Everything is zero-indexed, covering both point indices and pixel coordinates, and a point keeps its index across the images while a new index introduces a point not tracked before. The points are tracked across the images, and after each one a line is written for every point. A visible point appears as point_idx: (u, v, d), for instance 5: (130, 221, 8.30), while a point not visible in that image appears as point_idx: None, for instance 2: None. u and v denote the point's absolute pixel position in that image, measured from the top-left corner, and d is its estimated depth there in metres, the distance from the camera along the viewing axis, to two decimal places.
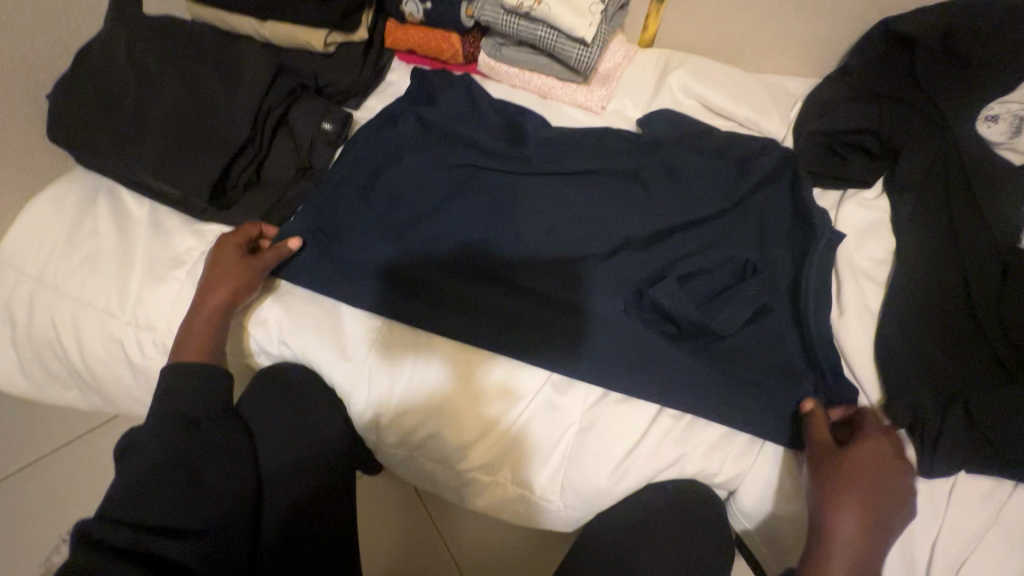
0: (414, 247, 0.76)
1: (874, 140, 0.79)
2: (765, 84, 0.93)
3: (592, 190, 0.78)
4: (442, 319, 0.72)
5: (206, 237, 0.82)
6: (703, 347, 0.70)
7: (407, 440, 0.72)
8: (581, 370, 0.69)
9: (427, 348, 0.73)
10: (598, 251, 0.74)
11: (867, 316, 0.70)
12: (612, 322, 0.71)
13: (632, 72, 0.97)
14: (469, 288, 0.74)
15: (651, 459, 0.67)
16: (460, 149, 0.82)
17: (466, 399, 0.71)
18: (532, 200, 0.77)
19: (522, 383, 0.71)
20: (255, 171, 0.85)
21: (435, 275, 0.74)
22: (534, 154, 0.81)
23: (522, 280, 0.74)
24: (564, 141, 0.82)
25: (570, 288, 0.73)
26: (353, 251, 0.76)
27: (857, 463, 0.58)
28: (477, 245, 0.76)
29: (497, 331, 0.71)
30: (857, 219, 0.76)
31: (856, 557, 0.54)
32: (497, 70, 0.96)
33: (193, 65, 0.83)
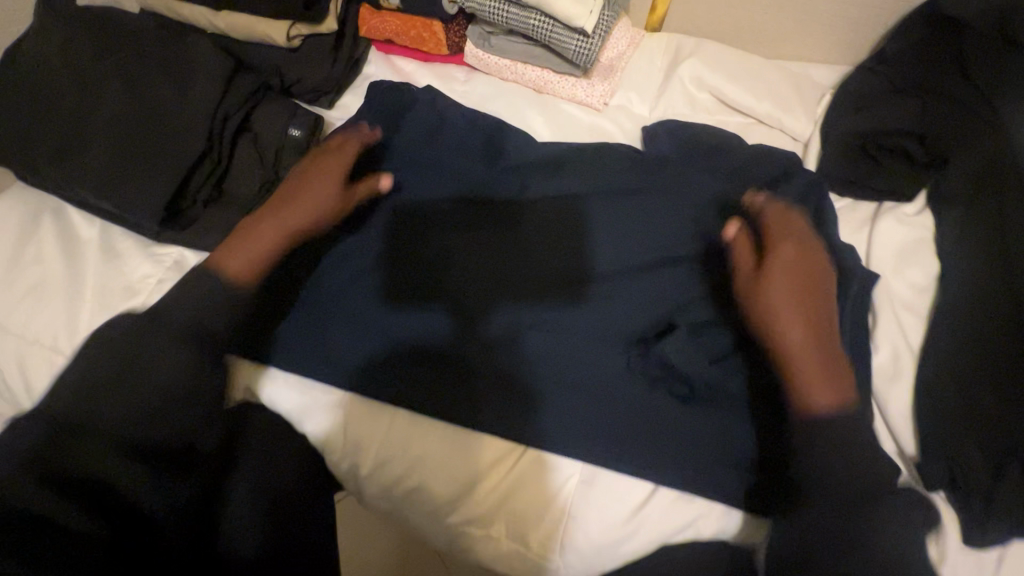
0: (420, 194, 0.73)
1: (917, 146, 0.69)
2: (789, 75, 0.83)
3: (595, 203, 0.71)
4: (437, 286, 0.68)
5: (163, 262, 0.74)
6: (713, 410, 0.62)
7: (398, 425, 0.65)
8: (586, 319, 0.66)
9: (432, 291, 0.68)
10: (601, 268, 0.68)
11: (907, 351, 0.61)
12: (620, 270, 0.68)
13: (639, 61, 0.86)
14: (470, 241, 0.70)
15: (662, 517, 0.60)
16: (442, 178, 0.74)
17: (467, 343, 0.66)
18: (540, 176, 0.74)
19: (524, 342, 0.66)
20: (216, 184, 0.75)
21: (436, 222, 0.72)
22: (525, 167, 0.75)
23: (526, 240, 0.70)
24: (557, 159, 0.75)
25: (576, 233, 0.70)
26: (349, 252, 0.71)
27: (784, 254, 0.61)
28: (482, 194, 0.73)
29: (503, 279, 0.68)
30: (896, 236, 0.67)
31: (827, 367, 0.55)
32: (486, 63, 0.86)
33: (139, 63, 0.73)
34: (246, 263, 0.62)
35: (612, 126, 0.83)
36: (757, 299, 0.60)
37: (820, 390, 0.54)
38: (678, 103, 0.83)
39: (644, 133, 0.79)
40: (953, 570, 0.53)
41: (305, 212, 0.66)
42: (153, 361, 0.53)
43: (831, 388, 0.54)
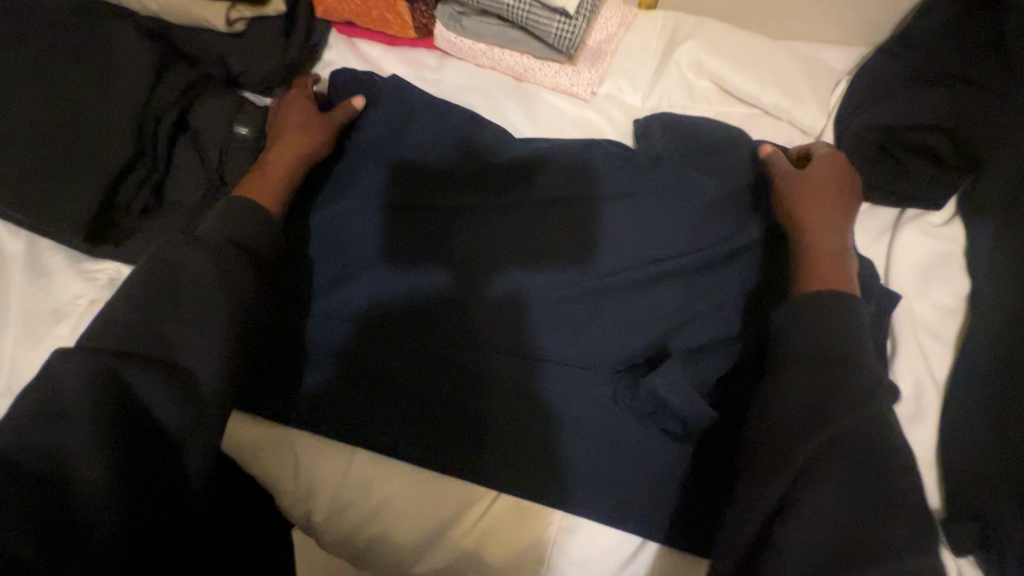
0: (415, 149, 0.68)
1: (943, 143, 0.60)
2: (799, 59, 0.73)
3: (580, 207, 0.63)
4: (438, 246, 0.63)
5: (97, 280, 0.66)
6: (704, 454, 0.56)
7: (384, 430, 0.58)
8: (596, 284, 0.61)
9: (435, 249, 0.63)
10: (606, 271, 0.61)
11: (932, 385, 0.53)
12: (629, 237, 0.62)
13: (629, 45, 0.77)
14: (472, 200, 0.65)
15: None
16: (410, 180, 0.66)
17: (467, 306, 0.61)
18: (532, 159, 0.67)
19: (527, 309, 0.61)
20: (154, 192, 0.66)
21: (434, 182, 0.66)
22: (510, 157, 0.67)
23: (535, 199, 0.64)
24: (539, 157, 0.67)
25: (585, 190, 0.64)
26: (340, 248, 0.65)
27: (823, 170, 0.61)
28: (482, 151, 0.67)
29: (506, 240, 0.63)
30: (920, 249, 0.59)
31: (825, 266, 0.55)
32: (458, 47, 0.76)
33: (56, 55, 0.64)
34: (270, 188, 0.62)
35: (599, 119, 0.74)
36: (793, 187, 0.60)
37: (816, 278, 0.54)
38: (675, 92, 0.74)
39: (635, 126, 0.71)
40: None
41: (308, 134, 0.66)
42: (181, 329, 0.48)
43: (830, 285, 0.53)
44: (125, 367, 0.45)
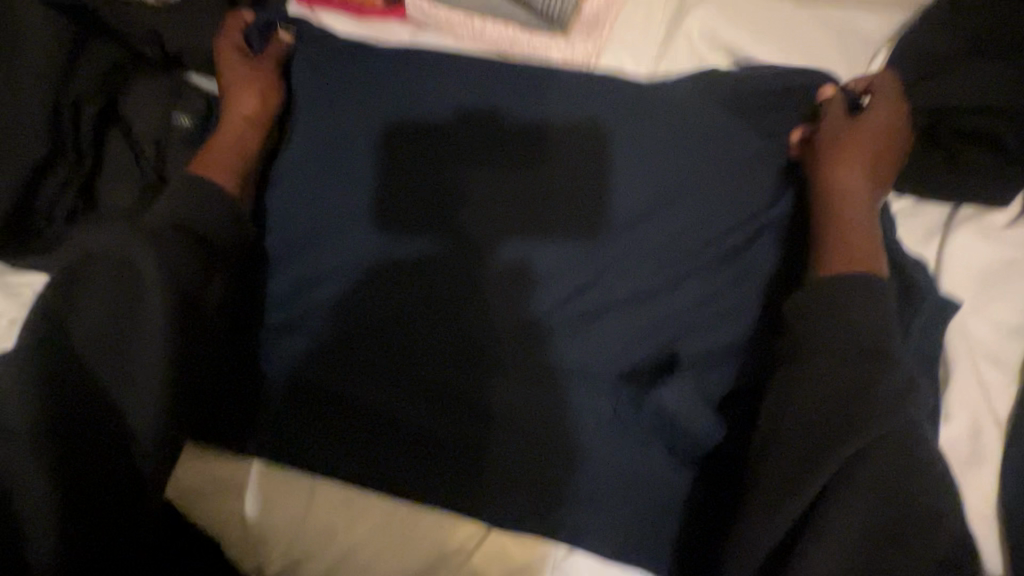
0: (407, 112, 0.55)
1: (1010, 128, 0.50)
2: (832, 23, 0.63)
3: (586, 193, 0.53)
4: (433, 228, 0.53)
5: (19, 296, 0.57)
6: (720, 484, 0.49)
7: (357, 456, 0.51)
8: (610, 270, 0.52)
9: (429, 227, 0.53)
10: (608, 275, 0.52)
11: (991, 424, 0.45)
12: (644, 215, 0.52)
13: (634, 8, 0.66)
14: (472, 171, 0.54)
15: None
16: (388, 168, 0.54)
17: (466, 291, 0.52)
18: (543, 128, 0.54)
19: (536, 296, 0.52)
20: (80, 191, 0.58)
21: (427, 154, 0.54)
22: (510, 128, 0.54)
23: (545, 171, 0.53)
24: (540, 133, 0.54)
25: (606, 158, 0.53)
26: (309, 247, 0.55)
27: (873, 122, 0.51)
28: (489, 110, 0.55)
29: (509, 220, 0.53)
30: (978, 256, 0.49)
31: (854, 238, 0.48)
32: (434, 17, 0.65)
33: None
34: (230, 170, 0.55)
35: None
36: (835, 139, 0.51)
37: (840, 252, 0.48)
38: (684, 67, 0.64)
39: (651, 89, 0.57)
40: None
41: (253, 100, 0.58)
42: (135, 360, 0.44)
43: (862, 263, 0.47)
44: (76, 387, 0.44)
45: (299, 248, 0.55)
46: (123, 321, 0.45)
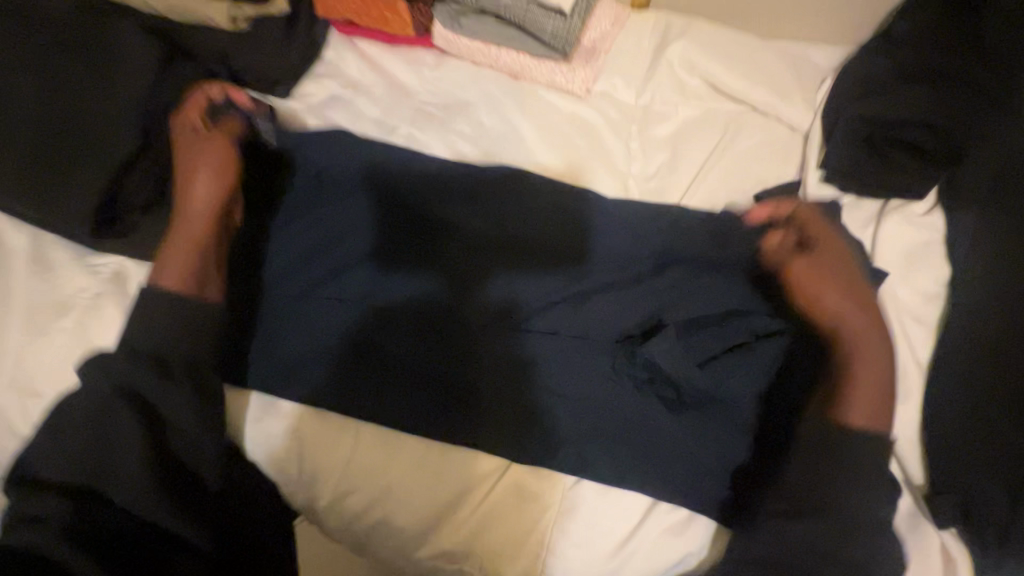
0: (402, 162, 0.69)
1: (926, 135, 0.63)
2: (786, 56, 0.76)
3: (552, 234, 0.65)
4: (433, 257, 0.65)
5: (100, 274, 0.67)
6: (704, 420, 0.57)
7: (380, 443, 0.59)
8: (577, 296, 0.63)
9: (427, 260, 0.65)
10: (592, 271, 0.64)
11: (915, 367, 0.56)
12: (616, 242, 0.65)
13: (624, 43, 0.79)
14: (461, 211, 0.66)
15: (647, 560, 0.54)
16: (395, 201, 0.67)
17: (461, 310, 0.63)
18: (516, 184, 0.68)
19: (521, 316, 0.63)
20: (155, 187, 0.67)
21: (423, 196, 0.67)
22: (490, 178, 0.68)
23: (523, 211, 0.66)
24: (512, 185, 0.68)
25: (570, 206, 0.67)
26: (328, 270, 0.66)
27: (830, 255, 0.59)
28: (469, 163, 0.69)
29: (495, 254, 0.65)
30: (904, 238, 0.61)
31: (862, 369, 0.53)
32: (457, 45, 0.78)
33: (60, 53, 0.65)
34: (194, 261, 0.60)
35: (594, 114, 0.76)
36: (812, 281, 0.58)
37: (863, 401, 0.52)
38: (666, 89, 0.76)
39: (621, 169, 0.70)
40: None
41: (209, 182, 0.62)
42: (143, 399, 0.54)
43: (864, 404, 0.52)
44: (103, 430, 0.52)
45: (322, 274, 0.65)
46: (122, 393, 0.53)
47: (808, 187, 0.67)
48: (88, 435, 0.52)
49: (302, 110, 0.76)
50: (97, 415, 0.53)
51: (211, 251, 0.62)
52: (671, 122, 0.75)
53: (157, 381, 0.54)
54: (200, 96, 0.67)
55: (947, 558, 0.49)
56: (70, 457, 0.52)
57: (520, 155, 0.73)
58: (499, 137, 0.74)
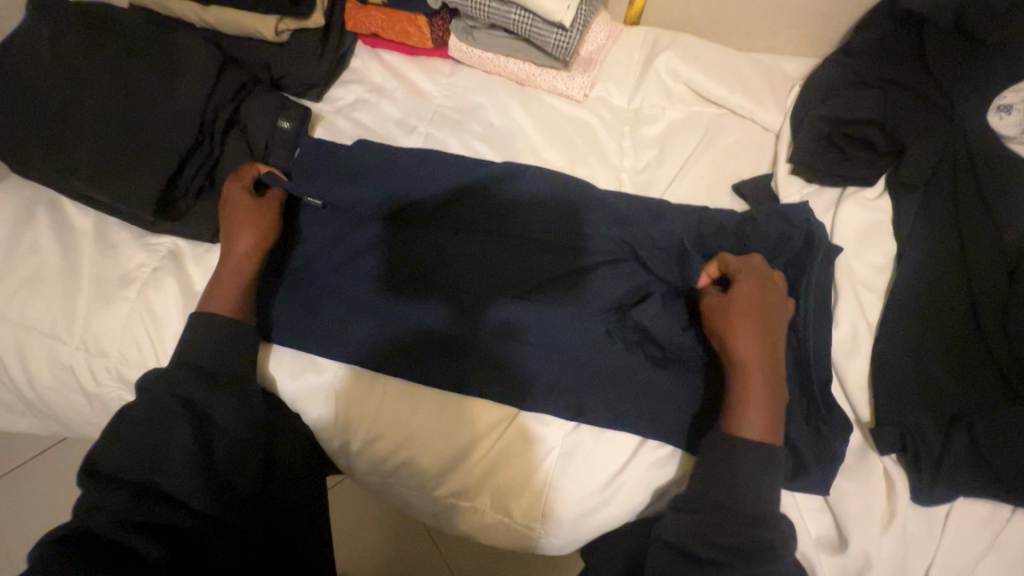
0: (416, 185, 0.74)
1: (877, 133, 0.73)
2: (759, 66, 0.87)
3: (550, 258, 0.72)
4: (442, 279, 0.72)
5: (157, 250, 0.76)
6: (687, 374, 0.67)
7: (396, 446, 0.68)
8: (570, 322, 0.69)
9: (436, 286, 0.71)
10: (596, 259, 0.71)
11: (865, 327, 0.66)
12: (611, 262, 0.71)
13: (617, 54, 0.89)
14: (469, 238, 0.73)
15: (634, 489, 0.64)
16: (414, 209, 0.75)
17: (464, 335, 0.69)
18: (517, 213, 0.74)
19: (521, 339, 0.69)
20: (207, 176, 0.78)
21: (435, 220, 0.75)
22: (493, 209, 0.75)
23: (525, 233, 0.73)
24: (514, 213, 0.74)
25: (570, 227, 0.73)
26: (346, 295, 0.72)
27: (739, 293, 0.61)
28: (477, 184, 0.75)
29: (497, 282, 0.71)
30: (859, 220, 0.71)
31: (748, 393, 0.58)
32: (470, 56, 0.88)
33: (129, 62, 0.75)
34: (230, 297, 0.68)
35: (591, 116, 0.86)
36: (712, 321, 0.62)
37: (750, 419, 0.57)
38: (654, 95, 0.87)
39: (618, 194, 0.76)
40: (903, 523, 0.58)
41: (250, 239, 0.70)
42: (182, 390, 0.62)
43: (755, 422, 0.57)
44: (143, 422, 0.60)
45: (338, 301, 0.72)
46: (161, 390, 0.62)
47: (777, 178, 0.78)
48: (127, 434, 0.59)
49: (333, 112, 0.87)
50: (137, 413, 0.60)
51: (246, 290, 0.69)
52: (659, 124, 0.85)
53: (190, 386, 0.62)
54: (251, 169, 0.75)
55: (889, 479, 0.60)
56: (111, 455, 0.58)
57: (525, 151, 0.83)
58: (507, 136, 0.84)
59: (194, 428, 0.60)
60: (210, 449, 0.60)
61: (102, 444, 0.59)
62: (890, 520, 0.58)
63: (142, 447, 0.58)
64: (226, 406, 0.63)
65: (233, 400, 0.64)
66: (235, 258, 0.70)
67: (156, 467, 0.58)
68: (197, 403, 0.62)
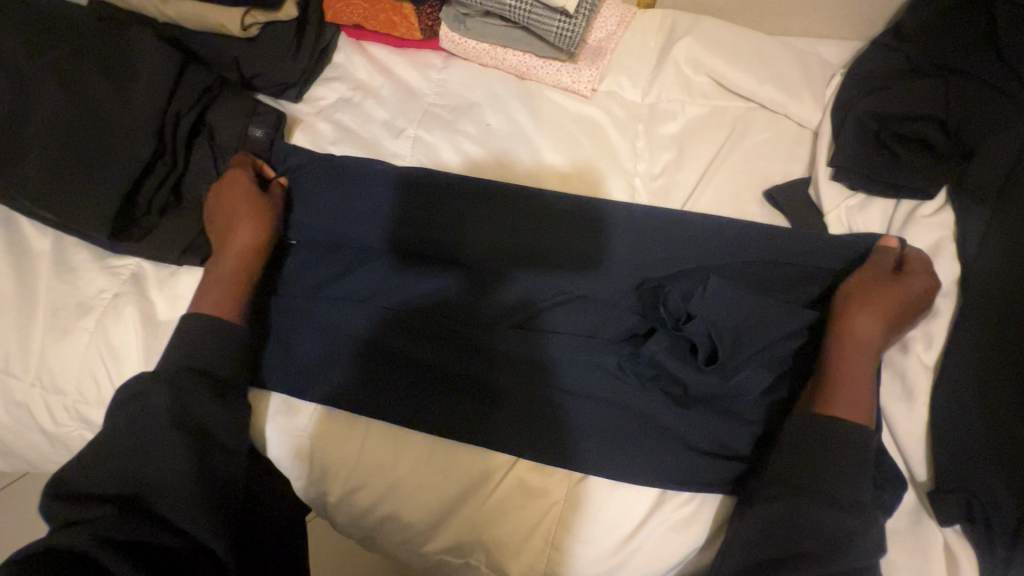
0: (422, 187, 0.66)
1: (939, 133, 0.63)
2: (794, 51, 0.76)
3: (575, 241, 0.64)
4: (456, 259, 0.64)
5: (119, 275, 0.69)
6: (709, 416, 0.57)
7: (390, 459, 0.60)
8: (597, 297, 0.63)
9: (452, 255, 0.64)
10: (618, 259, 0.63)
11: (921, 366, 0.56)
12: (634, 270, 0.63)
13: (630, 41, 0.79)
14: (482, 230, 0.64)
15: (650, 555, 0.56)
16: (414, 215, 0.65)
17: (476, 311, 0.63)
18: (534, 210, 0.65)
19: (542, 315, 0.63)
20: (172, 191, 0.70)
21: (440, 218, 0.64)
22: (508, 203, 0.65)
23: (542, 227, 0.64)
24: (531, 211, 0.65)
25: (593, 232, 0.64)
26: (353, 277, 0.65)
27: (914, 286, 0.57)
28: (489, 185, 0.66)
29: (517, 260, 0.64)
30: (913, 240, 0.61)
31: (859, 378, 0.53)
32: (463, 47, 0.79)
33: (80, 64, 0.67)
34: (226, 295, 0.61)
35: (601, 114, 0.76)
36: (864, 289, 0.57)
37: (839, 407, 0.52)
38: (672, 88, 0.76)
39: (633, 209, 0.65)
40: None
41: (254, 230, 0.64)
42: (174, 398, 0.54)
43: (855, 403, 0.52)
44: (141, 428, 0.53)
45: (343, 285, 0.65)
46: (147, 402, 0.54)
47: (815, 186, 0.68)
48: (120, 442, 0.53)
49: (313, 113, 0.78)
50: (132, 421, 0.54)
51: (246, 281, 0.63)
52: (678, 121, 0.75)
53: (192, 404, 0.55)
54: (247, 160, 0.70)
55: (949, 553, 0.51)
56: (102, 465, 0.52)
57: (526, 155, 0.74)
58: (505, 138, 0.75)
59: (185, 441, 0.53)
60: (207, 462, 0.53)
61: (92, 451, 0.53)
62: None
63: (135, 456, 0.52)
64: (221, 423, 0.56)
65: (223, 417, 0.56)
66: (237, 248, 0.63)
67: (147, 480, 0.51)
68: (192, 414, 0.55)
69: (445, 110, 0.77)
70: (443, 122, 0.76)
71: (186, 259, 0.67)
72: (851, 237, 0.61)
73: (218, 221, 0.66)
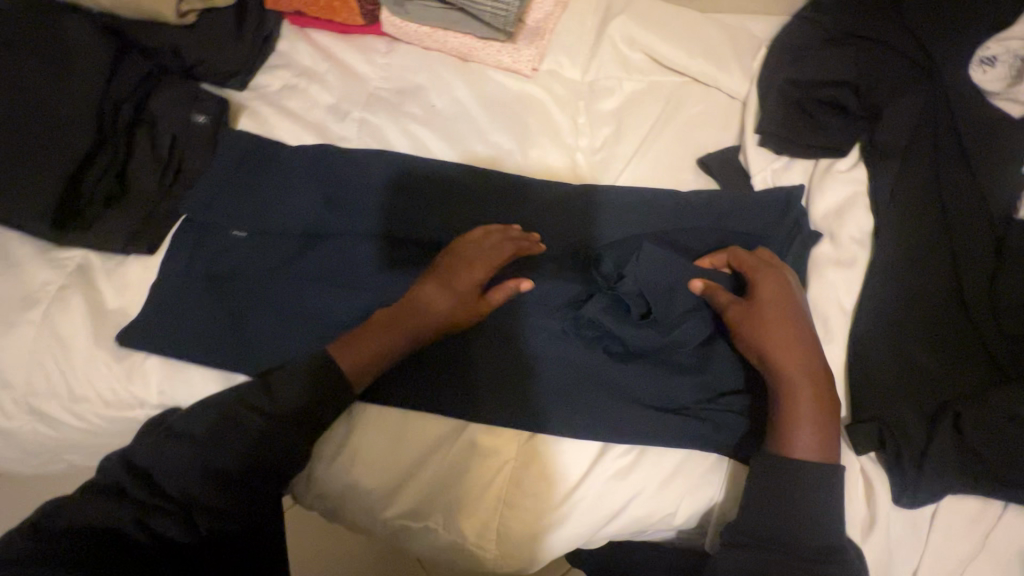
0: (376, 175, 0.69)
1: (853, 97, 0.66)
2: (723, 27, 0.79)
3: (529, 217, 0.67)
4: (424, 239, 0.67)
5: (64, 266, 0.68)
6: (650, 370, 0.61)
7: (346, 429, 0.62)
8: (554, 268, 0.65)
9: (419, 235, 0.67)
10: (565, 231, 0.66)
11: (840, 313, 0.60)
12: (580, 241, 0.66)
13: (568, 21, 0.81)
14: (453, 216, 0.67)
15: (595, 503, 0.59)
16: (374, 201, 0.68)
17: None
18: (491, 194, 0.68)
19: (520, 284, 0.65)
20: (117, 180, 0.70)
21: (399, 202, 0.68)
22: (464, 187, 0.69)
23: (504, 207, 0.67)
24: (482, 192, 0.68)
25: (540, 207, 0.67)
26: (311, 261, 0.67)
27: (766, 289, 0.58)
28: (443, 169, 0.70)
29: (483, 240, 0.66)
30: (832, 196, 0.65)
31: (803, 409, 0.54)
32: (406, 31, 0.80)
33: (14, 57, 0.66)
34: (369, 364, 0.58)
35: (543, 93, 0.78)
36: (745, 317, 0.57)
37: (807, 432, 0.53)
38: (610, 65, 0.79)
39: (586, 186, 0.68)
40: (886, 529, 0.53)
41: (437, 309, 0.59)
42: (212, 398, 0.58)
43: (809, 436, 0.53)
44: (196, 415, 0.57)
45: (306, 267, 0.67)
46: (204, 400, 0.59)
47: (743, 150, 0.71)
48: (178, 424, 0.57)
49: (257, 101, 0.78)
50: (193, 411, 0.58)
51: (386, 360, 0.59)
52: (616, 97, 0.78)
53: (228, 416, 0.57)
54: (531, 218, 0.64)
55: (868, 480, 0.55)
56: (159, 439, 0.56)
57: (472, 135, 0.76)
58: (450, 118, 0.77)
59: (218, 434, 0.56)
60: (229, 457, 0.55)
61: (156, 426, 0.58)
62: (872, 526, 0.54)
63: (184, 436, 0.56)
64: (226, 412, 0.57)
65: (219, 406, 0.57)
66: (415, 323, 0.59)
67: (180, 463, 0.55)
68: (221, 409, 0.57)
69: (392, 94, 0.79)
70: (390, 105, 0.77)
71: (132, 248, 0.67)
72: (778, 192, 0.64)
73: (453, 271, 0.61)
